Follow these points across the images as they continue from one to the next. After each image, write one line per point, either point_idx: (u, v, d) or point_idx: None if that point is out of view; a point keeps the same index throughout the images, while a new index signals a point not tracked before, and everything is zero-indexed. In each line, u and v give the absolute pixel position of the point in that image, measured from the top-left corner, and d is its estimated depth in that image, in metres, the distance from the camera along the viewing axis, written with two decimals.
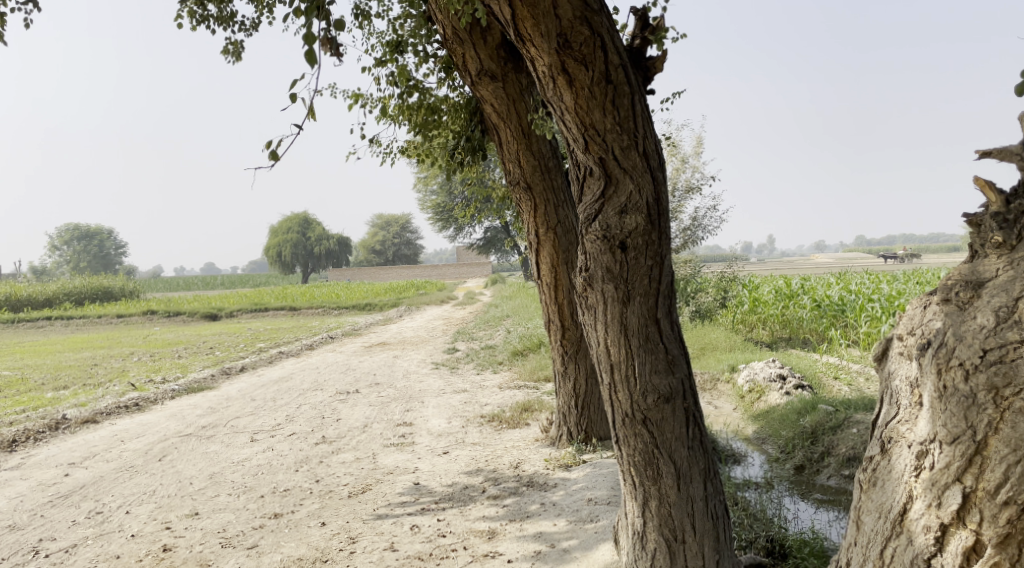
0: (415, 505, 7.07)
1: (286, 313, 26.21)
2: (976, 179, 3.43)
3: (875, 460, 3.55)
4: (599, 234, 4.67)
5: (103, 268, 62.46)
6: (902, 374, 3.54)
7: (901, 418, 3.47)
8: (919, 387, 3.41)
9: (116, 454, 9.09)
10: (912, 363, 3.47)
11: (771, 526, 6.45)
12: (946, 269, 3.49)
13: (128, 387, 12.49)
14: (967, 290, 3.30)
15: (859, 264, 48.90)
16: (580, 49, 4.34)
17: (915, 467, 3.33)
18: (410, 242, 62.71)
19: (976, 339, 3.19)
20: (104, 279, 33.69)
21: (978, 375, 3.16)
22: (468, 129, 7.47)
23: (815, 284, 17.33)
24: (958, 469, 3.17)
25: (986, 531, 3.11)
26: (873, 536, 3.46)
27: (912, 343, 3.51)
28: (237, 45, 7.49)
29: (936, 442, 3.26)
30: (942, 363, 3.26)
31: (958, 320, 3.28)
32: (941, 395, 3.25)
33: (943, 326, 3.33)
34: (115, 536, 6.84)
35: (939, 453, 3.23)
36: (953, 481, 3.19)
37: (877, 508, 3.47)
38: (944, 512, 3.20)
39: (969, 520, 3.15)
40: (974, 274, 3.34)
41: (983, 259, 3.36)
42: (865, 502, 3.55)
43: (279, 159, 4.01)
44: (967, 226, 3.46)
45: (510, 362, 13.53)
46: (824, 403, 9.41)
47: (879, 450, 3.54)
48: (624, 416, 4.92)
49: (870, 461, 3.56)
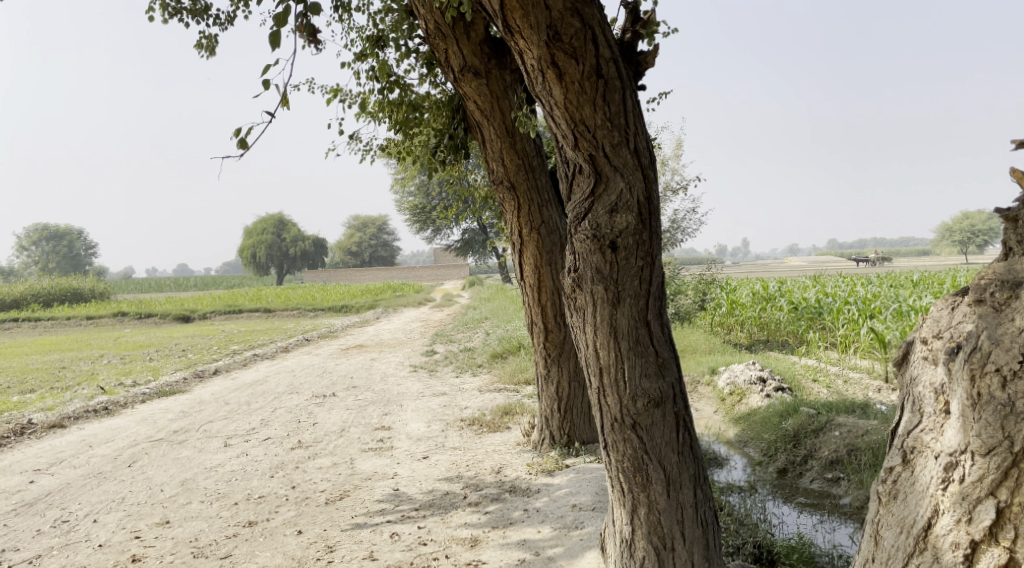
0: (395, 513, 6.89)
1: (260, 315, 25.86)
2: (1014, 171, 3.33)
3: (895, 471, 3.41)
4: (588, 234, 4.53)
5: (73, 269, 61.50)
6: (925, 380, 3.42)
7: (924, 427, 3.35)
8: (945, 395, 3.31)
9: (83, 460, 8.81)
10: (939, 369, 3.36)
11: (758, 531, 6.35)
12: (978, 268, 3.41)
13: (97, 390, 12.17)
14: (1004, 291, 3.24)
15: (831, 268, 49.32)
16: (571, 41, 4.21)
17: (942, 479, 3.21)
18: (387, 244, 62.34)
19: (1015, 343, 3.11)
20: (75, 280, 33.04)
21: (1016, 383, 3.08)
22: (450, 127, 7.33)
23: (794, 287, 17.17)
24: (992, 482, 3.08)
25: (1020, 549, 3.01)
26: (894, 553, 3.32)
27: (938, 347, 3.40)
28: (211, 39, 7.28)
29: (967, 452, 3.15)
30: (977, 369, 3.17)
31: (992, 323, 3.20)
32: (975, 403, 3.16)
33: (976, 330, 3.24)
34: (82, 546, 6.59)
35: (971, 465, 3.13)
36: (986, 495, 3.09)
37: (898, 522, 3.33)
38: (975, 528, 3.10)
39: (1002, 536, 3.05)
40: (1010, 273, 3.27)
41: (1018, 258, 3.29)
42: (884, 516, 3.40)
43: (249, 148, 4.10)
44: (1000, 222, 3.38)
45: (489, 365, 13.37)
46: (806, 406, 9.32)
47: (900, 461, 3.40)
48: (613, 421, 4.78)
49: (890, 473, 3.42)
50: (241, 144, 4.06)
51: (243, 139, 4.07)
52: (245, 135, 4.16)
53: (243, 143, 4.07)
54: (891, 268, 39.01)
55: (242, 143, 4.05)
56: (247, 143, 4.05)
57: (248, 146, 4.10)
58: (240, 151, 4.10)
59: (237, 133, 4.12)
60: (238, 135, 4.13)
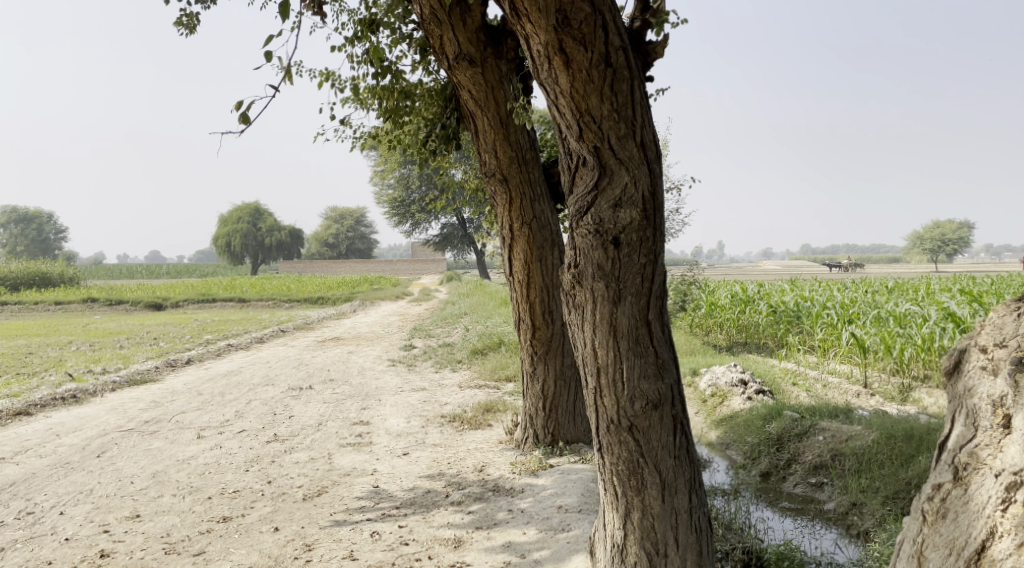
0: (375, 511, 6.69)
1: (235, 305, 25.47)
2: None
3: (944, 489, 3.34)
4: (591, 228, 4.38)
5: (41, 253, 60.29)
6: (982, 391, 3.35)
7: (980, 443, 3.28)
8: (1006, 408, 3.24)
9: (50, 449, 8.52)
10: (1000, 380, 3.29)
11: (746, 537, 6.22)
12: None
13: (65, 377, 11.84)
14: None
15: (806, 272, 49.53)
16: (580, 27, 4.06)
17: (1003, 499, 3.12)
18: (364, 236, 61.92)
19: None
20: (43, 264, 32.28)
21: None
22: (443, 117, 7.13)
23: (771, 289, 17.07)
24: None
25: None
26: None
27: (1000, 356, 3.34)
28: (192, 17, 7.02)
29: None
30: None
31: None
32: None
33: None
34: (47, 540, 6.33)
35: None
36: None
37: (946, 543, 3.24)
38: None
39: None
40: None
41: None
42: (930, 537, 3.32)
43: (250, 122, 4.60)
44: None
45: (469, 361, 13.18)
46: (789, 409, 9.13)
47: (951, 477, 3.33)
48: (609, 423, 4.63)
49: (938, 490, 3.35)
50: (243, 118, 4.60)
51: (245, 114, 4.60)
52: (247, 108, 4.67)
53: (245, 117, 4.60)
54: (863, 274, 39.20)
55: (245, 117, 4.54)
56: (248, 118, 4.59)
57: (249, 121, 4.64)
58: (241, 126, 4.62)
59: (238, 109, 4.64)
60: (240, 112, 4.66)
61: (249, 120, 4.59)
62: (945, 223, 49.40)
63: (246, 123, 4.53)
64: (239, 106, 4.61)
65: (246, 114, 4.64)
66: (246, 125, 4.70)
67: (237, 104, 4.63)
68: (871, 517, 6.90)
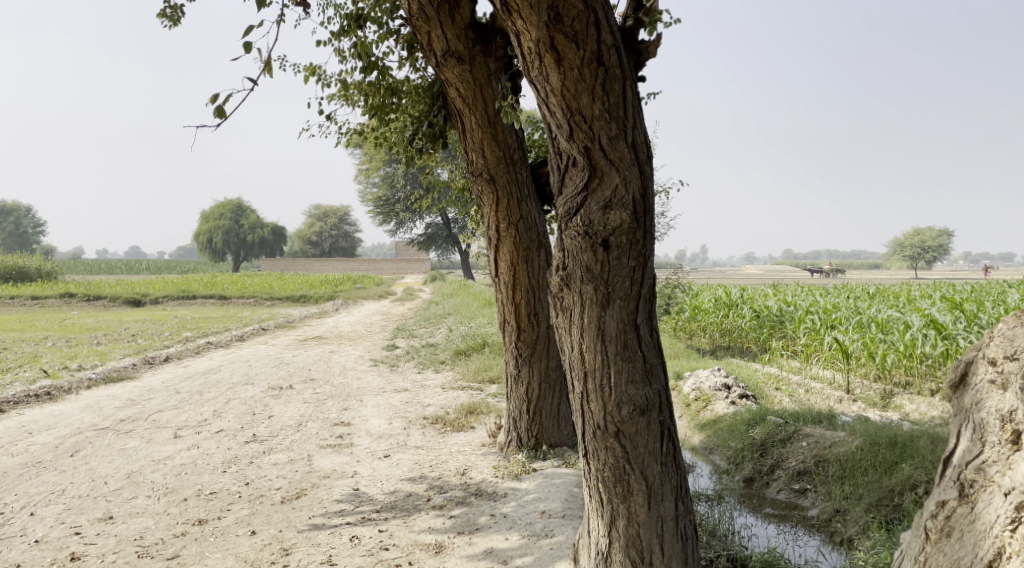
0: (354, 514, 6.57)
1: (216, 302, 25.21)
2: None
3: (949, 506, 3.38)
4: (580, 230, 4.29)
5: (19, 246, 59.43)
6: (992, 405, 3.38)
7: (987, 459, 3.30)
8: (1014, 423, 3.26)
9: (22, 447, 8.33)
10: (1009, 395, 3.31)
11: (731, 544, 6.15)
12: None
13: (39, 375, 11.60)
14: None
15: (790, 276, 49.75)
16: (572, 25, 3.97)
17: (1011, 519, 3.14)
18: (347, 235, 61.63)
19: None
20: (21, 258, 31.79)
21: None
22: (429, 114, 7.02)
23: (753, 293, 17.06)
24: None
25: None
26: None
27: (1009, 371, 3.36)
28: (176, 9, 6.88)
29: None
30: None
31: None
32: None
33: None
34: (16, 542, 6.17)
35: None
36: None
37: (950, 562, 3.29)
38: None
39: None
40: None
41: None
42: (934, 555, 3.36)
43: (225, 116, 4.54)
44: None
45: (452, 362, 13.05)
46: (773, 414, 9.06)
47: (956, 494, 3.36)
48: (595, 428, 4.55)
49: (943, 508, 3.39)
50: (219, 112, 4.51)
51: (219, 107, 4.52)
52: (223, 101, 4.60)
53: (221, 111, 4.51)
54: (844, 278, 39.38)
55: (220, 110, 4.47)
56: (224, 111, 4.52)
57: (225, 114, 4.56)
58: (216, 120, 4.55)
59: (214, 100, 4.57)
60: (216, 104, 4.57)
61: (224, 114, 4.51)
62: (925, 230, 49.74)
63: (221, 114, 4.47)
64: (214, 99, 4.54)
65: (222, 108, 4.55)
66: (222, 119, 4.61)
67: (213, 97, 4.55)
68: (855, 524, 6.87)
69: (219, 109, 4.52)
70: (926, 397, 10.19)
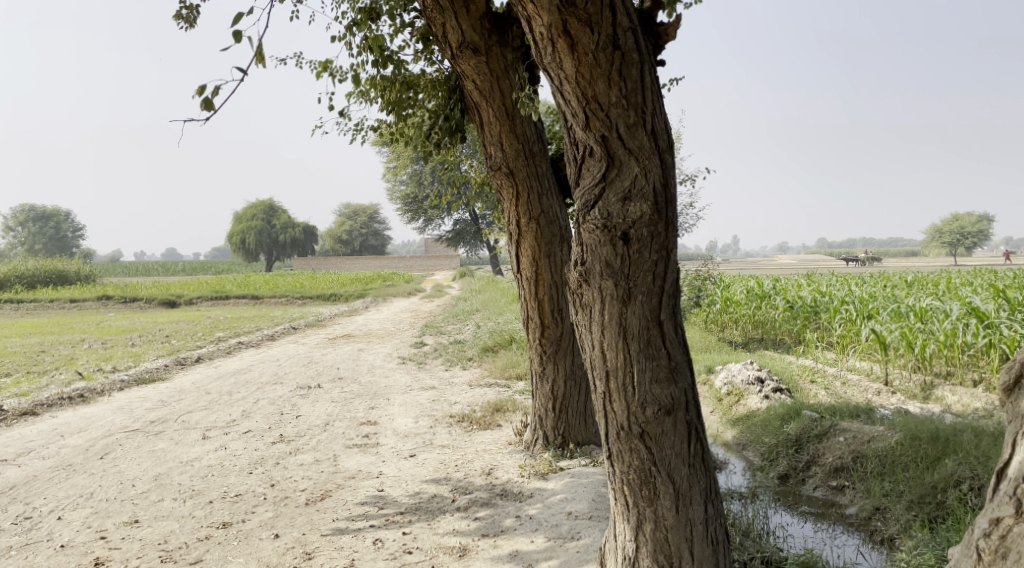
0: (379, 517, 6.46)
1: (249, 302, 25.35)
2: None
3: (1004, 524, 3.26)
4: (598, 223, 4.12)
5: (60, 250, 60.49)
6: None
7: None
8: None
9: (53, 450, 8.36)
10: None
11: (765, 545, 5.92)
12: None
13: (74, 376, 11.67)
14: None
15: (826, 266, 48.89)
16: (585, 7, 3.81)
17: None
18: (378, 233, 61.81)
19: None
20: (60, 261, 32.26)
21: None
22: (446, 107, 6.84)
23: (786, 284, 16.66)
24: None
25: None
26: None
27: None
28: (192, 10, 6.81)
29: None
30: None
31: None
32: None
33: None
34: (42, 547, 6.16)
35: None
36: None
37: None
38: None
39: None
40: None
41: None
42: None
43: (212, 108, 4.42)
44: None
45: (480, 359, 12.91)
46: (808, 409, 8.77)
47: (1012, 512, 3.24)
48: (619, 429, 4.37)
49: (998, 526, 3.27)
50: (205, 104, 4.39)
51: (207, 99, 4.39)
52: (212, 93, 4.47)
53: (209, 102, 4.39)
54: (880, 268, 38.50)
55: (207, 101, 4.37)
56: (212, 104, 4.40)
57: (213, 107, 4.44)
58: (204, 112, 4.43)
59: (202, 93, 4.45)
60: (205, 97, 4.44)
61: (211, 106, 4.39)
62: (965, 217, 48.49)
63: (207, 107, 4.37)
64: (202, 91, 4.42)
65: (210, 100, 4.43)
66: (211, 111, 4.48)
67: (202, 89, 4.44)
68: (896, 522, 6.62)
69: (206, 101, 4.40)
70: (968, 388, 9.82)
